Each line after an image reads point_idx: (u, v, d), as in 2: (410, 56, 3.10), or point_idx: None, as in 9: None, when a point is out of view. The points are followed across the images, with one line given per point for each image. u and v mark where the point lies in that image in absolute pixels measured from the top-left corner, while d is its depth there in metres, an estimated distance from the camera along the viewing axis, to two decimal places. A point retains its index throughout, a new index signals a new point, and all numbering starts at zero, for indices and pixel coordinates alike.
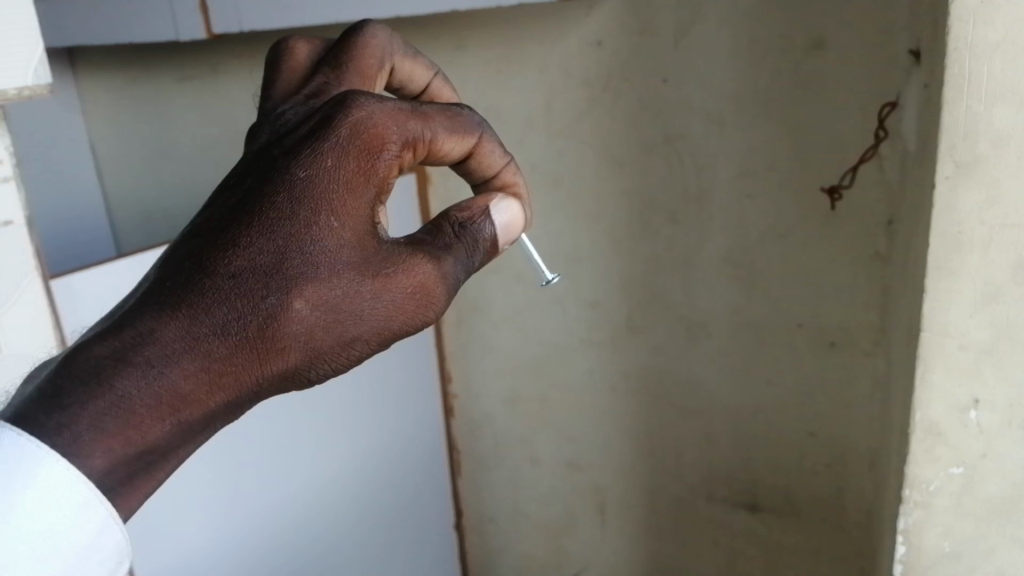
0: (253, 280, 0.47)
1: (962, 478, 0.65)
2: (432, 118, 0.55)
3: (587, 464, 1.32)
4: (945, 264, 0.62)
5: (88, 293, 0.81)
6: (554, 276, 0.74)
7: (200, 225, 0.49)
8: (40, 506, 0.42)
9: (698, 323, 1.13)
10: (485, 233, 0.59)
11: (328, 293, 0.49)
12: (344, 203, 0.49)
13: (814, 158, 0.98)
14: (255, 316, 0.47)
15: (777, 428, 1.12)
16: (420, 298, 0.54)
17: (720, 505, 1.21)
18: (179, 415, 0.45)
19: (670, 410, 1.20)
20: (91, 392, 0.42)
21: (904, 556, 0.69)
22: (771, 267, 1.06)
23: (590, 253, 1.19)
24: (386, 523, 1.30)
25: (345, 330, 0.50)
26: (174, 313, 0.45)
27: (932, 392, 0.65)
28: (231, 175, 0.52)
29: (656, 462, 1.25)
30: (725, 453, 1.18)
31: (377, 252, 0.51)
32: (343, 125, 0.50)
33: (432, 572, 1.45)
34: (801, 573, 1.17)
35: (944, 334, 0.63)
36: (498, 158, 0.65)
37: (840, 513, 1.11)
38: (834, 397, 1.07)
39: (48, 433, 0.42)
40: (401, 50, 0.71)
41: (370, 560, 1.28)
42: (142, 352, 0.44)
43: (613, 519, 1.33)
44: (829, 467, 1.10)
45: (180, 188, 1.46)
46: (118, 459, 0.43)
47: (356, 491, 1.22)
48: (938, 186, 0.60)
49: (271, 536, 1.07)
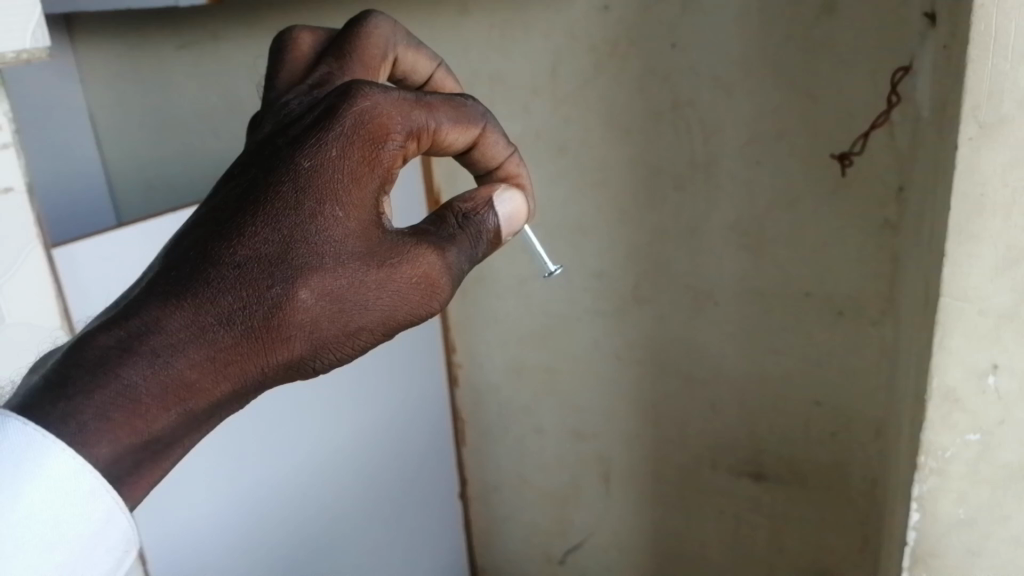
0: (258, 270, 0.47)
1: (979, 444, 0.63)
2: (436, 108, 0.54)
3: (592, 433, 1.32)
4: (966, 227, 0.59)
5: (90, 264, 0.80)
6: (557, 268, 0.77)
7: (204, 215, 0.49)
8: (47, 496, 0.43)
9: (704, 293, 1.13)
10: (489, 225, 0.60)
11: (332, 283, 0.49)
12: (348, 194, 0.50)
13: (824, 124, 0.97)
14: (261, 305, 0.47)
15: (783, 397, 1.12)
16: (424, 289, 0.54)
17: (725, 473, 1.21)
18: (185, 404, 0.46)
19: (675, 379, 1.20)
20: (97, 382, 0.43)
21: (918, 523, 0.67)
22: (779, 234, 1.05)
23: (595, 222, 1.18)
24: (391, 494, 1.30)
25: (349, 319, 0.51)
26: (179, 303, 0.45)
27: (951, 358, 0.62)
28: (236, 164, 0.52)
29: (661, 432, 1.25)
30: (730, 423, 1.18)
31: (381, 242, 0.52)
32: (347, 114, 0.50)
33: (439, 540, 1.46)
34: (806, 541, 1.18)
35: (965, 299, 0.60)
36: (503, 149, 0.64)
37: (846, 482, 1.11)
38: (841, 367, 1.06)
39: (55, 422, 0.42)
40: (405, 40, 0.70)
41: (375, 531, 1.28)
42: (148, 342, 0.44)
43: (617, 489, 1.34)
44: (835, 436, 1.10)
45: (180, 155, 1.45)
46: (124, 448, 0.44)
47: (361, 464, 1.22)
48: (960, 148, 0.58)
49: (275, 509, 1.07)
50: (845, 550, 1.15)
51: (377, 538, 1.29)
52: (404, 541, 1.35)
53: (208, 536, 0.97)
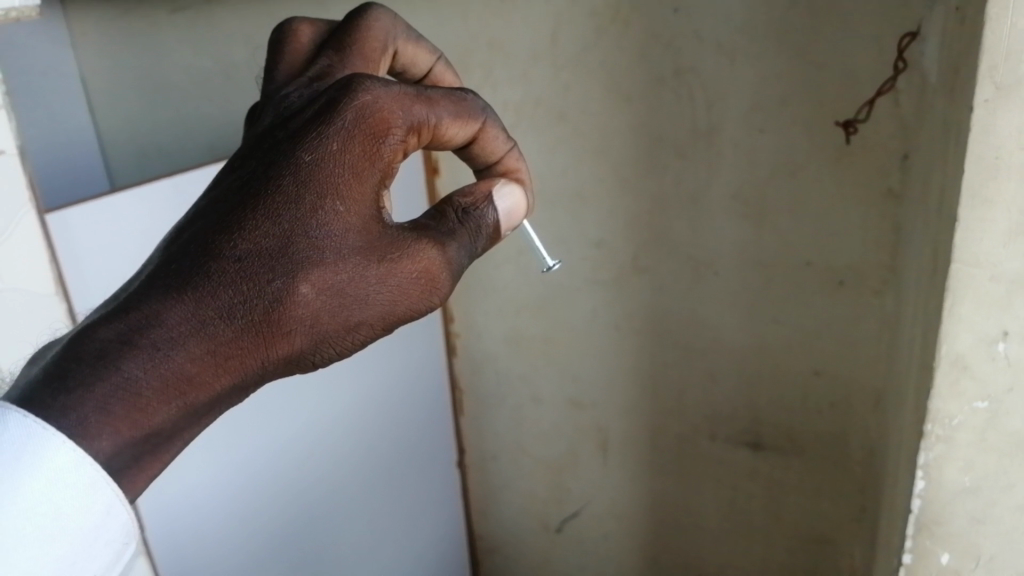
0: (259, 263, 0.47)
1: (986, 412, 0.61)
2: (436, 103, 0.55)
3: (590, 403, 1.32)
4: (980, 192, 0.56)
5: (84, 231, 0.78)
6: (554, 262, 0.76)
7: (204, 208, 0.49)
8: (46, 489, 0.43)
9: (704, 262, 1.12)
10: (489, 220, 0.60)
11: (333, 277, 0.49)
12: (349, 188, 0.50)
13: (828, 91, 0.95)
14: (261, 298, 0.47)
15: (782, 367, 1.12)
16: (425, 284, 0.54)
17: (722, 443, 1.22)
18: (185, 398, 0.45)
19: (674, 349, 1.20)
20: (97, 374, 0.42)
21: (923, 490, 0.65)
22: (781, 203, 1.04)
23: (595, 191, 1.16)
24: (389, 465, 1.30)
25: (350, 314, 0.51)
26: (180, 296, 0.45)
27: (959, 324, 0.60)
28: (234, 158, 0.52)
29: (660, 402, 1.25)
30: (729, 393, 1.18)
31: (381, 236, 0.52)
32: (348, 108, 0.50)
33: (437, 509, 1.46)
34: (803, 509, 1.19)
35: (976, 265, 0.58)
36: (502, 144, 0.65)
37: (844, 451, 1.11)
38: (840, 337, 1.06)
39: (55, 415, 0.42)
40: (404, 33, 0.69)
41: (373, 502, 1.28)
42: (148, 334, 0.44)
43: (615, 458, 1.34)
44: (834, 405, 1.10)
45: (174, 122, 1.43)
46: (124, 442, 0.43)
47: (360, 437, 1.22)
48: (976, 111, 0.55)
49: (272, 484, 1.07)
50: (842, 518, 1.16)
51: (376, 510, 1.29)
52: (402, 511, 1.36)
53: (204, 505, 0.96)
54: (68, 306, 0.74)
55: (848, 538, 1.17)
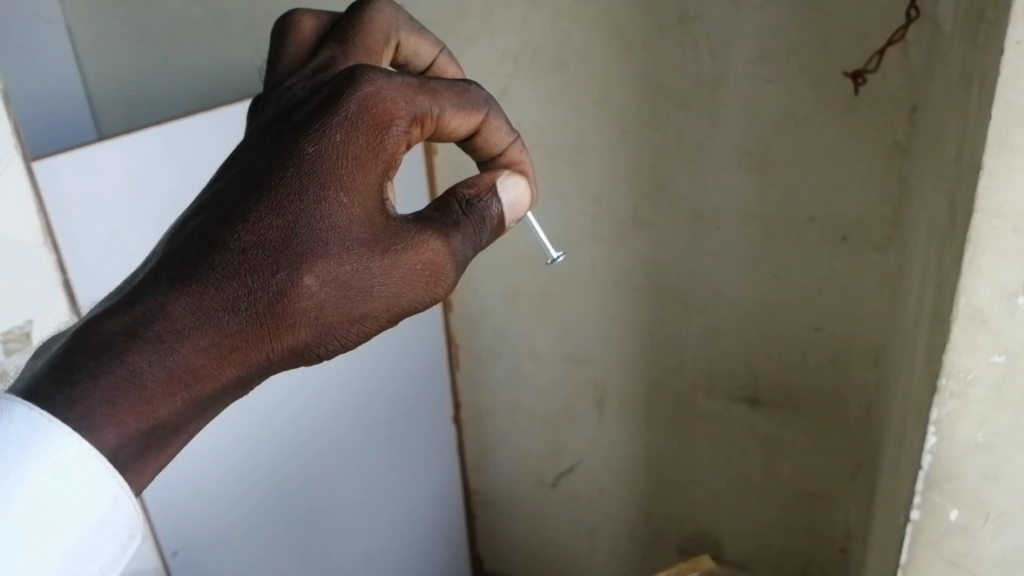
0: (263, 255, 0.46)
1: (1005, 368, 0.50)
2: (438, 94, 0.53)
3: (588, 357, 1.31)
4: (1007, 137, 0.46)
5: (72, 179, 0.76)
6: (559, 256, 0.74)
7: (207, 200, 0.48)
8: (53, 481, 0.42)
9: (706, 217, 1.10)
10: (492, 211, 0.58)
11: (337, 269, 0.48)
12: (353, 178, 0.48)
13: (837, 41, 0.93)
14: (266, 291, 0.46)
15: (781, 323, 1.11)
16: (430, 276, 0.52)
17: (719, 399, 1.21)
18: (190, 391, 0.45)
19: (673, 304, 1.19)
20: (102, 367, 0.42)
21: (934, 448, 0.53)
22: (785, 155, 1.02)
23: (595, 143, 1.14)
24: (386, 428, 1.31)
25: (355, 307, 0.50)
26: (183, 289, 0.44)
27: (979, 279, 0.49)
28: (238, 150, 0.51)
29: (658, 358, 1.24)
30: (728, 348, 1.17)
31: (386, 227, 0.50)
32: (351, 100, 0.49)
33: (435, 462, 1.46)
34: (799, 464, 1.19)
35: (1001, 219, 0.47)
36: (505, 135, 0.62)
37: (841, 407, 1.12)
38: (839, 294, 1.06)
39: (60, 408, 0.41)
40: (407, 26, 0.67)
41: (372, 465, 1.29)
42: (152, 327, 0.43)
43: (611, 413, 1.33)
44: (833, 361, 1.10)
45: (163, 67, 1.39)
46: (130, 435, 0.43)
47: (359, 408, 1.23)
48: (1005, 53, 0.44)
49: (273, 459, 1.08)
50: (837, 474, 1.17)
51: (376, 473, 1.30)
52: (401, 470, 1.36)
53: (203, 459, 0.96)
54: (57, 257, 0.72)
55: (844, 492, 1.18)
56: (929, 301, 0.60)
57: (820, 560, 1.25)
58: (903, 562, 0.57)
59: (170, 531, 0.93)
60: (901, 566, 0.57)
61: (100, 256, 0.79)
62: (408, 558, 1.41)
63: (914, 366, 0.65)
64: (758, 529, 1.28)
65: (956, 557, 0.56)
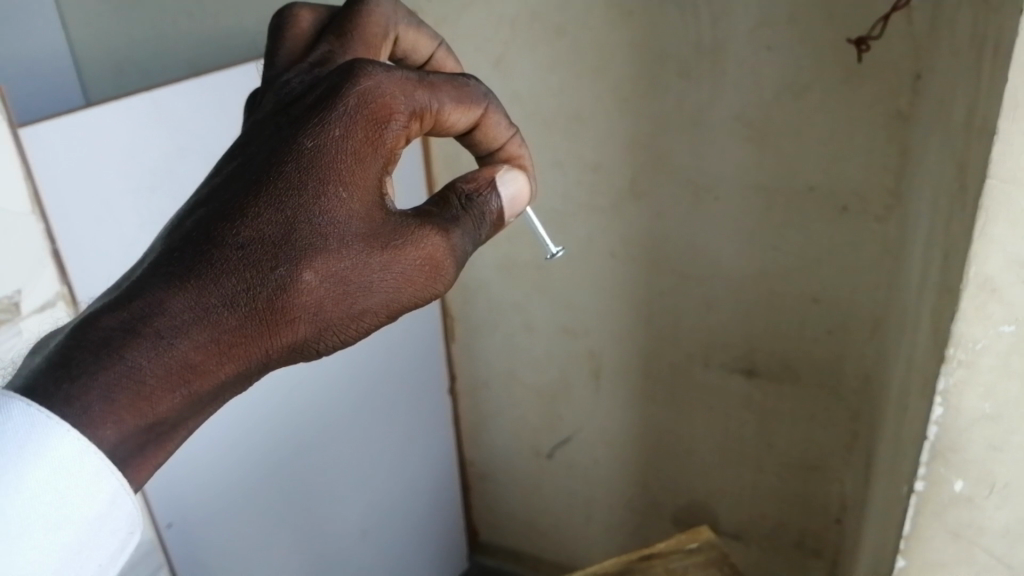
0: (262, 251, 0.46)
1: (1014, 338, 0.49)
2: (439, 87, 0.53)
3: (584, 329, 1.30)
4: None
5: (60, 145, 0.74)
6: (558, 250, 0.71)
7: (206, 194, 0.48)
8: (52, 478, 0.42)
9: (705, 187, 1.09)
10: (492, 207, 0.58)
11: (337, 265, 0.48)
12: (353, 173, 0.48)
13: (841, 8, 0.91)
14: (266, 287, 0.46)
15: (780, 293, 1.11)
16: (431, 271, 0.53)
17: (716, 370, 1.21)
18: (190, 387, 0.45)
19: (670, 276, 1.17)
20: (101, 364, 0.42)
21: (940, 418, 0.53)
22: (786, 124, 1.00)
23: (593, 112, 1.12)
24: (382, 410, 1.31)
25: (354, 302, 0.50)
26: (183, 284, 0.45)
27: (992, 248, 0.48)
28: (237, 145, 0.51)
29: (655, 330, 1.23)
30: (725, 320, 1.16)
31: (386, 223, 0.51)
32: (352, 93, 0.48)
33: (430, 434, 1.46)
34: (795, 435, 1.19)
35: (1016, 186, 0.46)
36: (505, 131, 0.62)
37: (838, 379, 1.12)
38: (838, 264, 1.05)
39: (58, 404, 0.41)
40: (407, 20, 0.65)
41: (369, 444, 1.29)
42: (151, 324, 0.43)
43: (607, 385, 1.32)
44: (831, 333, 1.10)
45: (151, 32, 1.35)
46: (129, 431, 0.43)
47: (356, 397, 1.23)
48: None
49: (270, 452, 1.09)
50: (834, 445, 1.17)
51: (371, 449, 1.29)
52: (395, 441, 1.35)
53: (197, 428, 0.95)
54: (46, 227, 0.72)
55: (839, 464, 1.18)
56: (935, 270, 0.58)
57: (815, 530, 1.25)
58: (906, 534, 0.57)
59: (163, 500, 0.92)
60: (904, 538, 0.57)
61: (92, 226, 0.78)
62: (404, 530, 1.42)
63: (918, 337, 0.64)
64: (754, 499, 1.28)
65: (961, 528, 0.55)
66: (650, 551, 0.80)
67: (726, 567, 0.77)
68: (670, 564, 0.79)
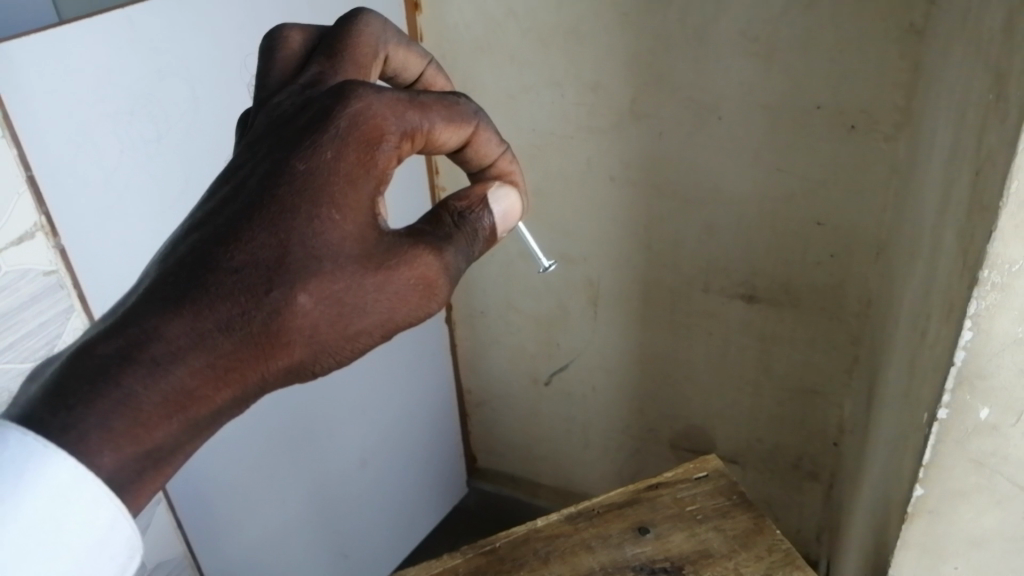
0: (255, 275, 0.42)
1: None
2: (430, 107, 0.48)
3: (582, 257, 1.26)
4: None
5: (31, 68, 0.69)
6: (550, 264, 0.67)
7: (198, 218, 0.44)
8: (50, 504, 0.40)
9: (708, 106, 1.05)
10: (484, 223, 0.53)
11: (330, 287, 0.44)
12: (345, 196, 0.44)
13: None
14: (259, 312, 0.42)
15: (784, 217, 1.08)
16: (425, 292, 0.47)
17: (716, 296, 1.18)
18: (186, 413, 0.41)
19: (671, 200, 1.14)
20: (97, 391, 0.39)
21: (969, 344, 0.50)
22: (794, 38, 0.96)
23: (591, 29, 1.07)
24: (389, 402, 1.34)
25: (350, 324, 0.45)
26: (177, 309, 0.41)
27: None
28: (228, 167, 0.47)
29: (654, 257, 1.20)
30: (726, 244, 1.13)
31: (379, 243, 0.46)
32: (342, 116, 0.45)
33: (433, 385, 1.46)
34: (795, 360, 1.18)
35: None
36: (495, 147, 0.55)
37: (841, 303, 1.10)
38: (845, 185, 1.02)
39: (55, 432, 0.39)
40: (396, 38, 0.61)
41: (378, 434, 1.33)
42: (147, 350, 0.40)
43: (605, 313, 1.30)
44: (834, 257, 1.07)
45: None
46: (127, 458, 0.40)
47: (365, 393, 1.27)
48: None
49: (283, 455, 1.13)
50: (833, 370, 1.16)
51: (378, 440, 1.33)
52: (399, 425, 1.38)
53: None
54: (20, 154, 0.70)
55: (838, 388, 1.17)
56: (962, 190, 0.56)
57: (812, 454, 1.25)
58: (926, 462, 0.55)
59: None
60: (923, 467, 0.55)
61: (69, 154, 0.74)
62: (404, 476, 1.43)
63: (938, 258, 0.61)
64: (753, 425, 1.28)
65: (983, 457, 0.54)
66: (657, 481, 0.79)
67: (735, 495, 0.76)
68: (678, 493, 0.77)
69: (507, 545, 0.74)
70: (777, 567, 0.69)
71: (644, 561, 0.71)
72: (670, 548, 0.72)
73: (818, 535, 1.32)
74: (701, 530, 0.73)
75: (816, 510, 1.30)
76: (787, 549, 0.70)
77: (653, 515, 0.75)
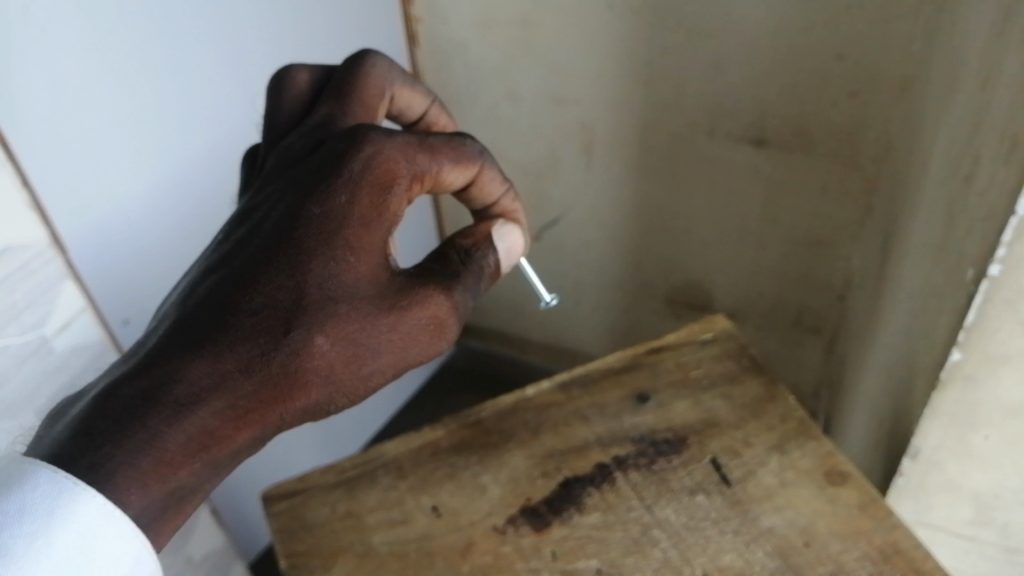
0: (274, 319, 0.44)
1: None
2: (438, 150, 0.50)
3: (574, 98, 1.16)
4: None
5: None
6: (551, 298, 0.68)
7: (215, 261, 0.46)
8: (78, 542, 0.41)
9: None
10: (489, 260, 0.54)
11: (345, 327, 0.46)
12: (359, 238, 0.46)
13: None
14: (277, 353, 0.44)
15: (799, 48, 0.97)
16: (435, 331, 0.49)
17: (723, 140, 1.09)
18: (209, 453, 0.44)
19: (676, 30, 1.02)
20: (125, 430, 0.42)
21: None
22: None
23: None
24: (387, 397, 1.46)
25: (365, 365, 0.47)
26: (199, 352, 0.43)
27: None
28: (242, 208, 0.49)
29: (654, 95, 1.09)
30: (734, 83, 1.03)
31: (390, 284, 0.48)
32: (356, 159, 0.46)
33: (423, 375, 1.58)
34: (803, 210, 1.11)
35: None
36: (499, 185, 0.56)
37: (857, 147, 1.01)
38: (873, 8, 0.90)
39: (82, 470, 0.41)
40: (401, 79, 0.59)
41: (375, 422, 1.44)
42: (171, 392, 0.42)
43: (600, 160, 1.20)
44: (853, 95, 0.97)
45: None
46: (152, 497, 0.42)
47: (372, 402, 1.40)
48: None
49: (299, 454, 1.22)
50: (845, 221, 1.09)
51: (374, 424, 1.44)
52: (392, 413, 1.49)
53: (137, 215, 0.83)
54: None
55: (847, 240, 1.10)
56: None
57: (815, 309, 1.20)
58: (968, 325, 0.49)
59: (111, 302, 0.83)
60: (965, 329, 0.49)
61: None
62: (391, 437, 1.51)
63: (996, 81, 0.52)
64: (754, 278, 1.22)
65: None
66: (659, 345, 0.74)
67: (744, 359, 0.71)
68: (681, 357, 0.72)
69: (494, 415, 0.69)
70: (790, 437, 0.64)
71: (644, 432, 0.66)
72: (672, 417, 0.67)
73: (817, 391, 1.29)
74: (706, 398, 0.68)
75: (815, 365, 1.26)
76: (801, 418, 0.65)
77: (655, 382, 0.70)
